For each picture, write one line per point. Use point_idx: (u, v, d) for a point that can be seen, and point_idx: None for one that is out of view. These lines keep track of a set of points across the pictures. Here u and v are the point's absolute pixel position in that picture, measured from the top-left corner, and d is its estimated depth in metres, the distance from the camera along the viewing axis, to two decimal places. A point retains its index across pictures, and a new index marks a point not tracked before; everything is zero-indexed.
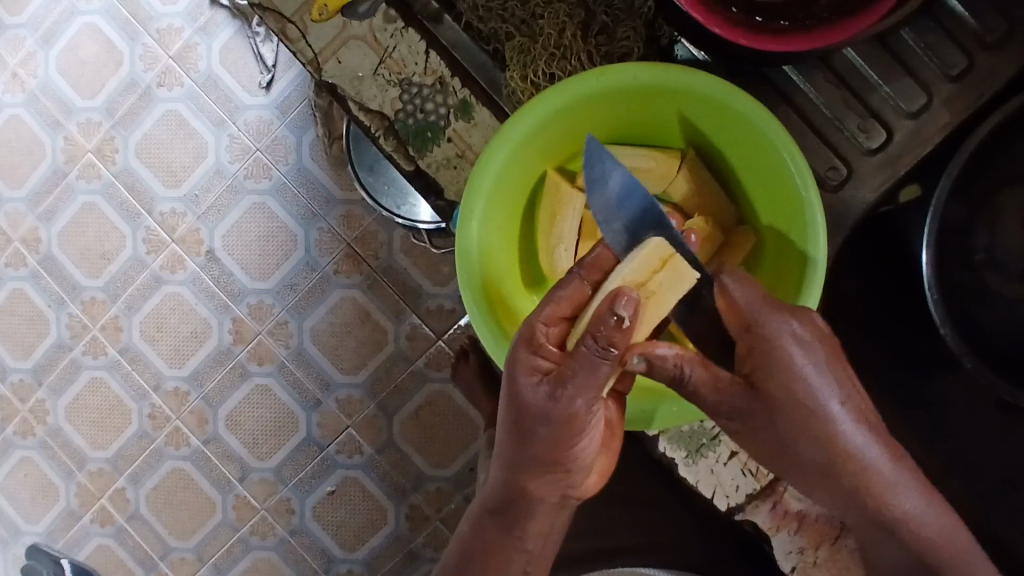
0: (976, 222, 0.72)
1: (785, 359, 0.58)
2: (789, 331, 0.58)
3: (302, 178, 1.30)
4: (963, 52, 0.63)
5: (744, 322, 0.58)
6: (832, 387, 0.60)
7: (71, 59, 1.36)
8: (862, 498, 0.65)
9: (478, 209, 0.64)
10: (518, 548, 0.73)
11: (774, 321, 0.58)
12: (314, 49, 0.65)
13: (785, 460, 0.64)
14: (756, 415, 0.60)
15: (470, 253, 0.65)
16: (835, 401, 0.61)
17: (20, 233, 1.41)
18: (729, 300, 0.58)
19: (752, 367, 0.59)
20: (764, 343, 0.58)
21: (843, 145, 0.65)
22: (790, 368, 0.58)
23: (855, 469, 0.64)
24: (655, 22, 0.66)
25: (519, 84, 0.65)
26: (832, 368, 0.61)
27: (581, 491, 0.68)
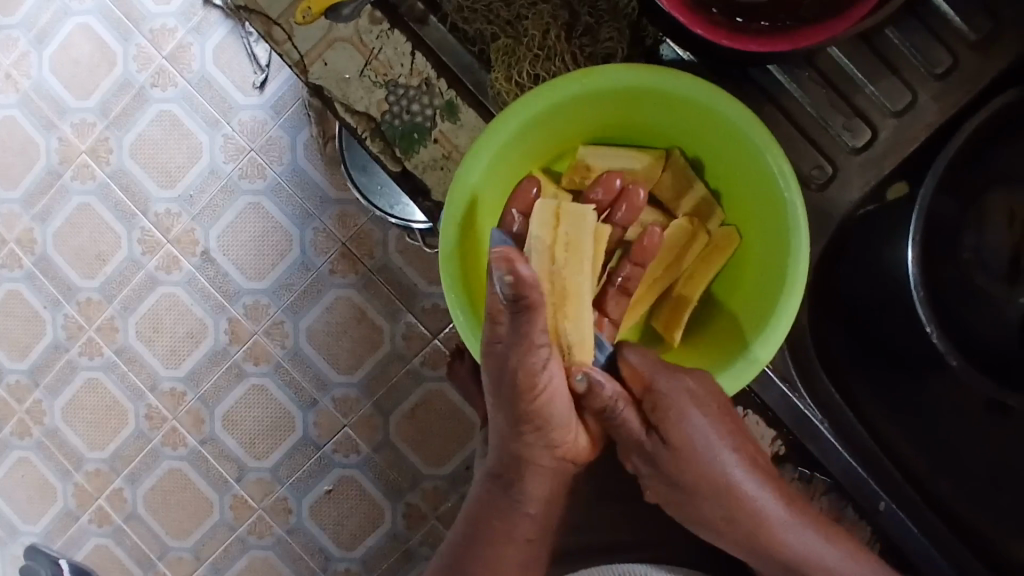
0: (965, 219, 0.72)
1: (681, 414, 0.65)
2: (686, 389, 0.65)
3: (296, 178, 1.30)
4: (948, 51, 0.63)
5: (645, 383, 0.66)
6: (725, 446, 0.66)
7: (64, 60, 1.36)
8: (762, 544, 0.69)
9: (459, 208, 0.64)
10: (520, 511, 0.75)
11: (667, 382, 0.66)
12: (300, 51, 0.65)
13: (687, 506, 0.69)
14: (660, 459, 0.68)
15: (452, 252, 0.65)
16: (730, 460, 0.66)
17: (16, 234, 1.41)
18: (630, 366, 0.67)
19: (659, 418, 0.66)
20: (664, 405, 0.65)
21: (828, 145, 0.65)
22: (684, 424, 0.65)
23: (752, 517, 0.68)
24: (640, 23, 0.67)
25: (504, 85, 0.66)
26: (725, 425, 0.67)
27: (573, 447, 0.71)
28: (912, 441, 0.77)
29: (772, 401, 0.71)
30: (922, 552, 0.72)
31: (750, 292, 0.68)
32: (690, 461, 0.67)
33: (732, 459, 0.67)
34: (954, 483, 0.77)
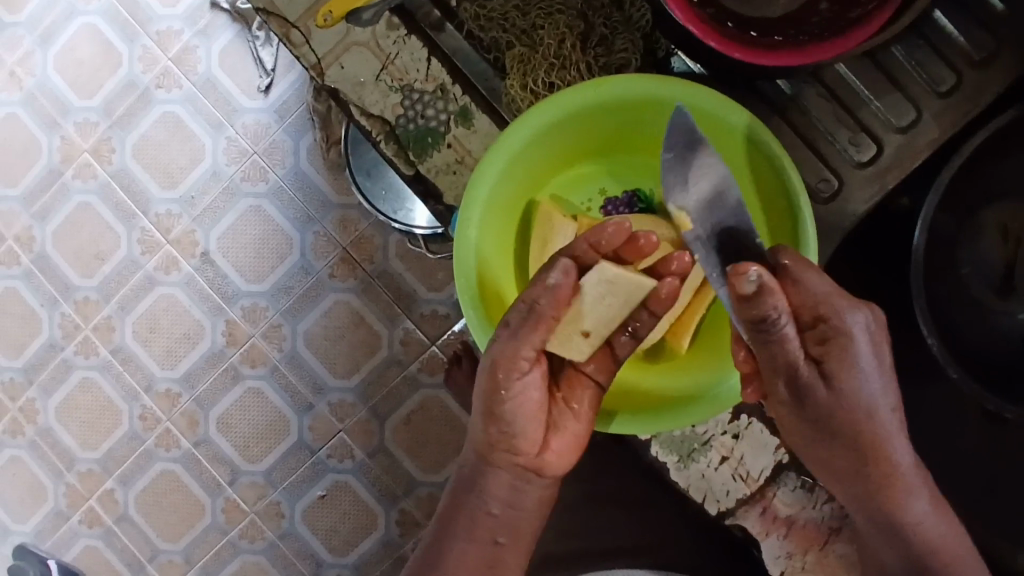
0: (962, 236, 0.74)
1: (852, 349, 0.58)
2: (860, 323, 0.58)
3: (299, 182, 1.31)
4: (951, 69, 0.64)
5: (816, 311, 0.57)
6: (884, 387, 0.60)
7: (70, 59, 1.36)
8: (880, 499, 0.64)
9: (472, 213, 0.65)
10: (483, 510, 0.68)
11: (849, 314, 0.57)
12: (317, 54, 0.67)
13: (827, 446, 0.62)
14: (815, 396, 0.59)
15: (467, 256, 0.66)
16: (883, 400, 0.60)
17: (14, 232, 1.41)
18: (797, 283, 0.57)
19: (826, 353, 0.58)
20: (838, 334, 0.57)
21: (835, 158, 0.66)
22: (855, 362, 0.58)
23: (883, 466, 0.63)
24: (652, 35, 0.69)
25: (518, 92, 0.67)
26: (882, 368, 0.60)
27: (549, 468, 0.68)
28: None
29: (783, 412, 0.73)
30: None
31: None
32: (850, 401, 0.59)
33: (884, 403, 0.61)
34: (946, 494, 0.78)
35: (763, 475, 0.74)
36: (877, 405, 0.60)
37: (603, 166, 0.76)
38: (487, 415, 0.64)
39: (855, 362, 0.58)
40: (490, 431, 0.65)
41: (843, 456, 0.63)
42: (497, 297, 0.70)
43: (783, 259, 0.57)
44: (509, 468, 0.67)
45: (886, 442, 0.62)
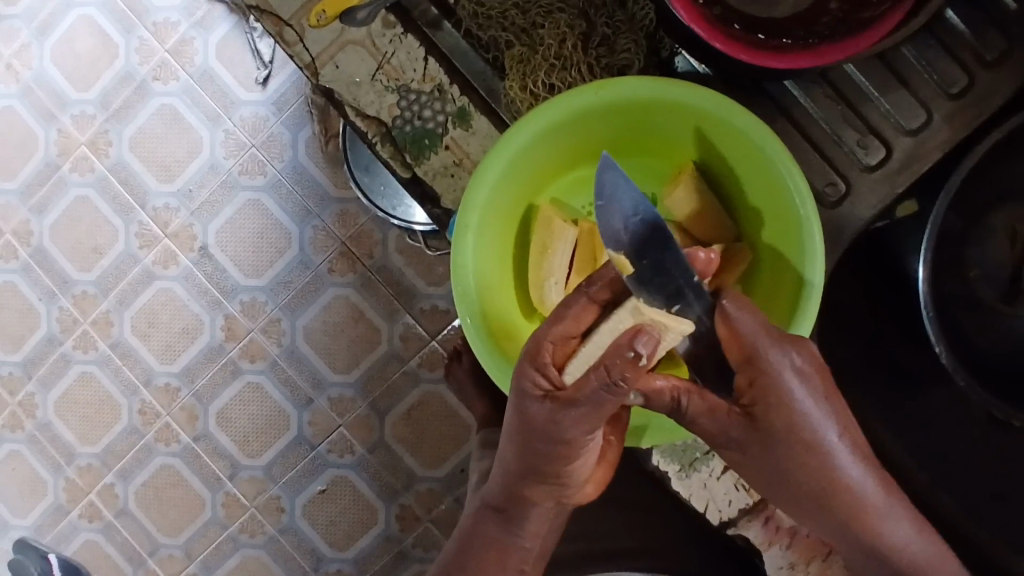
0: (970, 238, 0.72)
1: (783, 392, 0.56)
2: (789, 362, 0.57)
3: (297, 176, 1.29)
4: (962, 69, 0.63)
5: (746, 352, 0.56)
6: (831, 418, 0.58)
7: (65, 51, 1.34)
8: (856, 532, 0.63)
9: (470, 219, 0.64)
10: (515, 543, 0.71)
11: (773, 353, 0.56)
12: (311, 53, 0.65)
13: (780, 490, 0.62)
14: (751, 447, 0.58)
15: (466, 263, 0.65)
16: (832, 432, 0.59)
17: (12, 226, 1.40)
18: (731, 329, 0.56)
19: (753, 399, 0.57)
20: (764, 377, 0.56)
21: (841, 161, 0.64)
22: (789, 403, 0.57)
23: (850, 502, 0.61)
24: (656, 34, 0.68)
25: (518, 93, 0.66)
26: (829, 400, 0.59)
27: (579, 498, 0.67)
28: (912, 454, 0.78)
29: None
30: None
31: (768, 291, 0.67)
32: (787, 441, 0.58)
33: (834, 434, 0.59)
34: (953, 497, 0.77)
35: None
36: (823, 439, 0.58)
37: None
38: (543, 468, 0.62)
39: (789, 401, 0.57)
40: (524, 483, 0.65)
41: (802, 496, 0.61)
42: (497, 305, 0.68)
43: (723, 304, 0.56)
44: (550, 504, 0.68)
45: (843, 473, 0.60)
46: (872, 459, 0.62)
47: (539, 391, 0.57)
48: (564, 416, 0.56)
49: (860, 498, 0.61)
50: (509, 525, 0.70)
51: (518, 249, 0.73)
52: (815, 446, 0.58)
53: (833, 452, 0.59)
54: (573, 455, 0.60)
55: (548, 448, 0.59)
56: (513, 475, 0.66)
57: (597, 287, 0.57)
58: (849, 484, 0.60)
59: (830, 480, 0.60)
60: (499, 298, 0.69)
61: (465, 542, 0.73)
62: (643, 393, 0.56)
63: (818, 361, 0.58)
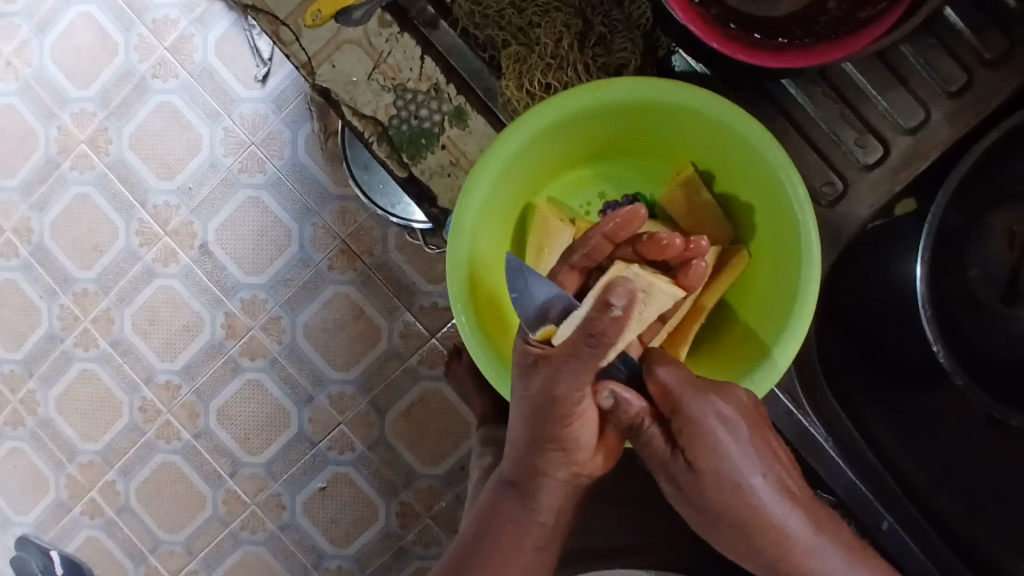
0: (969, 238, 0.72)
1: (707, 439, 0.59)
2: (714, 411, 0.59)
3: (297, 173, 1.29)
4: (962, 68, 0.62)
5: (672, 404, 0.59)
6: (753, 460, 0.60)
7: (65, 48, 1.34)
8: (789, 571, 0.62)
9: (465, 219, 0.64)
10: (530, 519, 0.68)
11: (699, 403, 0.59)
12: (308, 53, 0.65)
13: (710, 529, 0.63)
14: (682, 483, 0.61)
15: (460, 262, 0.65)
16: (755, 472, 0.60)
17: (12, 223, 1.40)
18: (659, 383, 0.60)
19: (683, 443, 0.60)
20: (689, 425, 0.59)
21: (839, 161, 0.64)
22: (713, 448, 0.59)
23: (778, 541, 0.61)
24: (653, 33, 0.68)
25: (514, 92, 0.66)
26: (755, 445, 0.60)
27: (590, 469, 0.66)
28: (911, 454, 0.78)
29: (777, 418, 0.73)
30: (906, 551, 0.75)
31: (763, 298, 0.67)
32: (711, 482, 0.60)
33: (757, 476, 0.60)
34: (951, 496, 0.77)
35: None
36: (745, 480, 0.60)
37: (603, 167, 0.74)
38: (543, 432, 0.62)
39: (713, 446, 0.59)
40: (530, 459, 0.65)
41: (730, 536, 0.62)
42: (493, 303, 0.69)
43: (659, 373, 0.59)
44: (563, 477, 0.66)
45: (768, 511, 0.60)
46: (807, 499, 0.62)
47: (532, 350, 0.58)
48: (560, 371, 0.56)
49: (787, 536, 0.61)
50: (522, 506, 0.68)
51: (516, 247, 0.73)
52: (739, 487, 0.60)
53: (755, 489, 0.60)
54: (573, 418, 0.60)
55: (543, 407, 0.59)
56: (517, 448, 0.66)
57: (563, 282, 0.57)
58: (776, 522, 0.60)
59: (758, 516, 0.60)
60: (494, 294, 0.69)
61: (481, 526, 0.70)
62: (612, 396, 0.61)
63: (750, 409, 0.61)
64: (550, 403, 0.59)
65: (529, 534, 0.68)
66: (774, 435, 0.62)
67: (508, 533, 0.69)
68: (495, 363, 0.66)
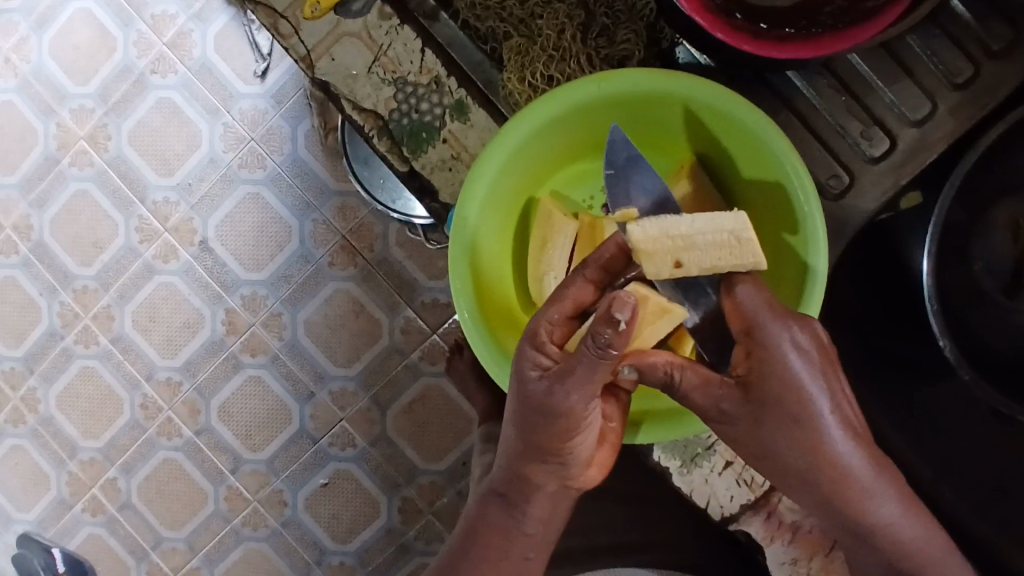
0: (975, 231, 0.71)
1: (782, 366, 0.56)
2: (790, 339, 0.56)
3: (297, 169, 1.28)
4: (968, 59, 0.62)
5: (746, 324, 0.57)
6: (826, 393, 0.58)
7: (63, 44, 1.33)
8: (842, 508, 0.62)
9: (467, 212, 0.63)
10: (519, 531, 0.68)
11: (775, 329, 0.56)
12: (307, 46, 0.64)
13: (770, 467, 0.61)
14: (743, 421, 0.58)
15: (462, 257, 0.64)
16: (826, 407, 0.58)
17: (12, 220, 1.40)
18: (734, 302, 0.58)
19: (750, 368, 0.57)
20: (760, 350, 0.57)
21: (844, 154, 0.64)
22: (785, 377, 0.57)
23: (837, 479, 0.60)
24: (657, 25, 0.67)
25: (516, 85, 0.65)
26: (825, 375, 0.58)
27: (583, 481, 0.65)
28: (915, 449, 0.77)
29: None
30: None
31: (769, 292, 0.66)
32: (781, 414, 0.57)
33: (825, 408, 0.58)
34: (955, 491, 0.77)
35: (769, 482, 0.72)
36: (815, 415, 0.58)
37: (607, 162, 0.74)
38: (545, 446, 0.60)
39: (786, 376, 0.57)
40: (520, 472, 0.65)
41: (792, 471, 0.61)
42: (493, 301, 0.68)
43: (738, 291, 0.58)
44: (552, 489, 0.65)
45: (833, 448, 0.59)
46: (867, 439, 0.61)
47: (538, 370, 0.56)
48: (558, 389, 0.55)
49: (847, 474, 0.60)
50: (513, 516, 0.68)
51: (517, 245, 0.72)
52: (807, 420, 0.58)
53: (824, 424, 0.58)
54: (570, 434, 0.59)
55: (547, 425, 0.58)
56: (506, 461, 0.66)
57: (594, 266, 0.58)
58: (839, 458, 0.59)
59: (819, 451, 0.59)
60: (496, 293, 0.69)
61: (469, 531, 0.71)
62: (635, 368, 0.58)
63: (825, 342, 0.58)
64: (557, 419, 0.57)
65: (515, 546, 0.69)
66: (845, 376, 0.60)
67: (496, 545, 0.69)
68: (498, 361, 0.65)
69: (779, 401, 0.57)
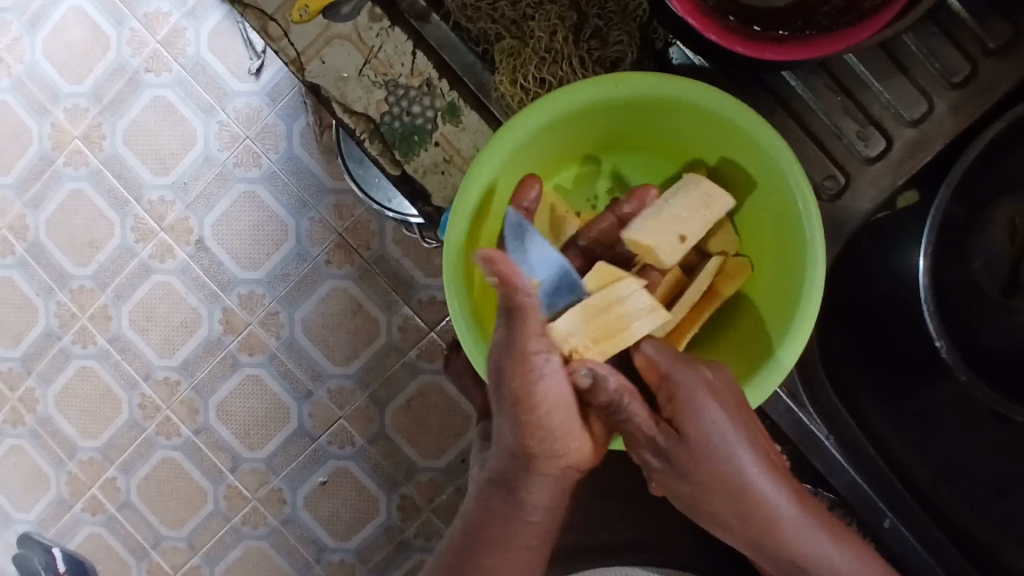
0: (974, 229, 0.71)
1: (698, 407, 0.59)
2: (700, 381, 0.60)
3: (293, 167, 1.27)
4: (965, 57, 0.61)
5: (659, 373, 0.61)
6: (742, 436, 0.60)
7: (56, 43, 1.32)
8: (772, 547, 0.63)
9: (457, 231, 0.63)
10: (523, 519, 0.67)
11: (685, 375, 0.60)
12: (297, 48, 0.63)
13: (696, 505, 0.64)
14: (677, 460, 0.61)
15: (457, 279, 0.63)
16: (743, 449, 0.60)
17: (7, 220, 1.39)
18: (646, 358, 0.62)
19: (674, 413, 0.60)
20: (676, 395, 0.60)
21: (840, 154, 0.63)
22: (703, 419, 0.59)
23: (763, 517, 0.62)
24: (650, 25, 0.66)
25: (509, 88, 0.64)
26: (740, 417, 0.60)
27: (580, 462, 0.66)
28: (915, 449, 0.77)
29: (778, 415, 0.72)
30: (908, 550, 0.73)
31: (768, 299, 0.66)
32: (698, 454, 0.60)
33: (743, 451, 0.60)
34: (954, 490, 0.77)
35: None
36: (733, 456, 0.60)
37: (603, 162, 0.73)
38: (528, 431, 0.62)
39: (704, 419, 0.59)
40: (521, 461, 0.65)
41: (717, 510, 0.63)
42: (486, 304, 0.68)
43: (646, 350, 0.62)
44: (554, 475, 0.65)
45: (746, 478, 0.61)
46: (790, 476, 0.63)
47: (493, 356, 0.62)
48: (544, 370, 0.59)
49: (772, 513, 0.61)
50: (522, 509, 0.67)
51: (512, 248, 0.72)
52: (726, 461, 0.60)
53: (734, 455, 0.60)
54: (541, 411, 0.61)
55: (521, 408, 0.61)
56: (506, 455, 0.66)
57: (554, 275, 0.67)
58: (751, 486, 0.61)
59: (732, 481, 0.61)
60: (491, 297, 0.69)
61: (470, 526, 0.69)
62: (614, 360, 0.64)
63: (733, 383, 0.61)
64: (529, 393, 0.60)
65: (515, 537, 0.68)
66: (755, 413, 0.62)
67: (499, 537, 0.68)
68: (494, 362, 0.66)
69: (700, 441, 0.59)
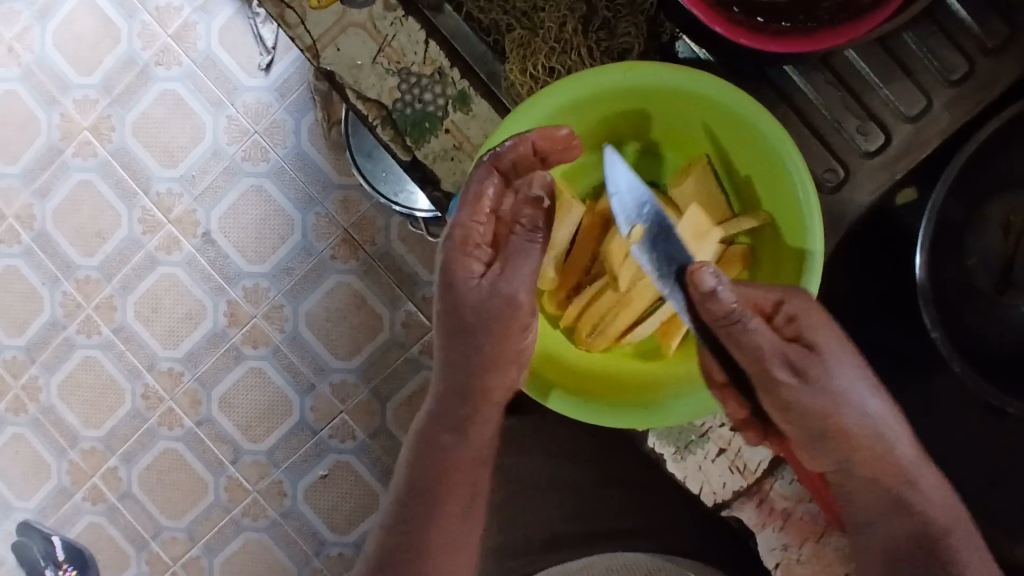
0: (971, 227, 0.72)
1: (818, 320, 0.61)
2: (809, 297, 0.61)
3: (300, 161, 1.29)
4: (963, 56, 0.63)
5: (774, 302, 0.61)
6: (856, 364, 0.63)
7: (66, 35, 1.34)
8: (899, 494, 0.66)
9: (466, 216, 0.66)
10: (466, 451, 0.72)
11: (800, 294, 0.61)
12: (313, 36, 0.66)
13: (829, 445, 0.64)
14: (812, 377, 0.61)
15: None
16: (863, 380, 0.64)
17: (15, 210, 1.41)
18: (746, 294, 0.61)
19: (796, 329, 0.61)
20: (801, 312, 0.61)
21: (840, 148, 0.65)
22: (822, 332, 0.61)
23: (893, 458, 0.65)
24: (657, 18, 0.68)
25: (518, 76, 0.66)
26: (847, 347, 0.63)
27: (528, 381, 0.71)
28: None
29: None
30: None
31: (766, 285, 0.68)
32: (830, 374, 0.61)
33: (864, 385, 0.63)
34: None
35: (761, 469, 0.75)
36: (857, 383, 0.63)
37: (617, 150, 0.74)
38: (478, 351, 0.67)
39: (816, 330, 0.61)
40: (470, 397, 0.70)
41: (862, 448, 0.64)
42: None
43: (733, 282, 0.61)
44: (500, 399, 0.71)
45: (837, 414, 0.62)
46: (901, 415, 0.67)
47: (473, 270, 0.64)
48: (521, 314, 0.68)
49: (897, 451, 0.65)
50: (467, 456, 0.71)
51: None
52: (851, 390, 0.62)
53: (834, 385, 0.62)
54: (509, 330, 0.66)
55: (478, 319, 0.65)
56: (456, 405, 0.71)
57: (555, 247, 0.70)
58: (864, 412, 0.63)
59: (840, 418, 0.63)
60: None
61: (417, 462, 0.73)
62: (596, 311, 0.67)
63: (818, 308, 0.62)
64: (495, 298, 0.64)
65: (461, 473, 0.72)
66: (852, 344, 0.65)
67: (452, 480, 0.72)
68: None
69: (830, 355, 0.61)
